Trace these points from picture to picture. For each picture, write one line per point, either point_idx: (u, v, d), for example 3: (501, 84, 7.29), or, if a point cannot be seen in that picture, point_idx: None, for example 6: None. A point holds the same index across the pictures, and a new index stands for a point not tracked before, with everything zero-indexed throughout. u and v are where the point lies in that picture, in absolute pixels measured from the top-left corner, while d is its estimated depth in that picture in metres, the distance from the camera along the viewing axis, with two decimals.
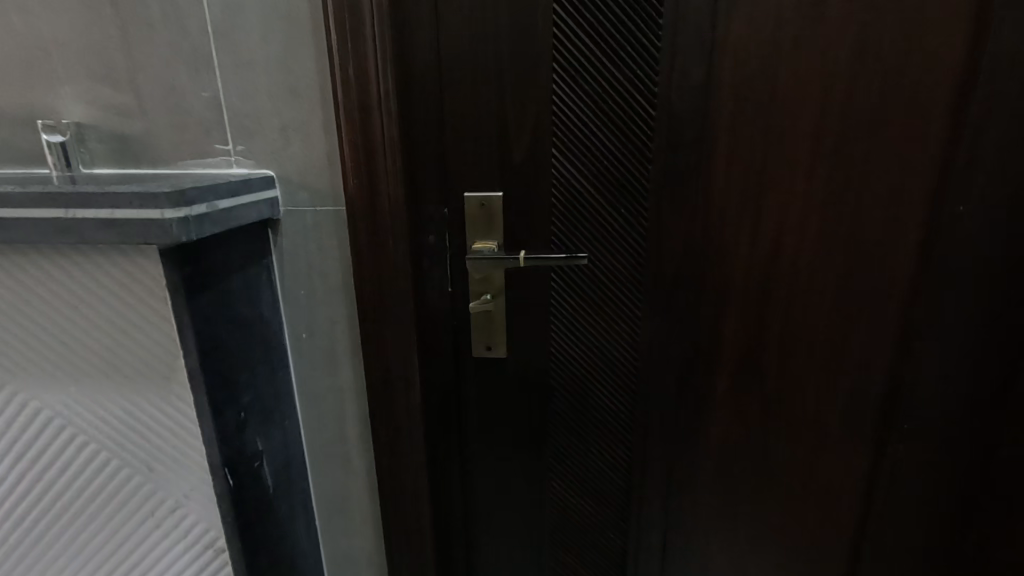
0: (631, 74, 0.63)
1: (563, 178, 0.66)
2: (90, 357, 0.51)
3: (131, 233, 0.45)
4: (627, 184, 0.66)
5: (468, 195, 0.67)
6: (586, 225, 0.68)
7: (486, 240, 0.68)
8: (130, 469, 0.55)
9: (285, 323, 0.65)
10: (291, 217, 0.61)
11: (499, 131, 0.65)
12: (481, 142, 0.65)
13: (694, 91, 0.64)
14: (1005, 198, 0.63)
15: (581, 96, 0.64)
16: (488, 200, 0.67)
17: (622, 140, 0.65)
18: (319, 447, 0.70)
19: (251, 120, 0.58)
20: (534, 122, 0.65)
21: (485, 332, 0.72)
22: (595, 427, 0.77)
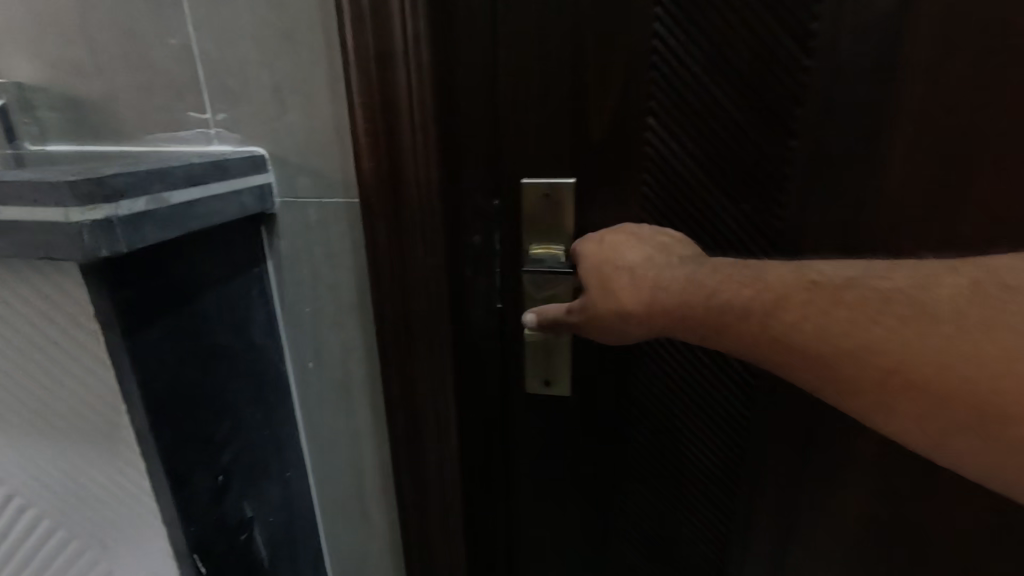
0: (774, 22, 0.42)
1: (662, 168, 0.46)
2: (14, 405, 0.38)
3: (27, 243, 0.29)
4: (756, 173, 0.45)
5: (524, 182, 0.48)
6: (691, 233, 0.47)
7: (548, 245, 0.49)
8: (80, 543, 0.42)
9: (286, 349, 0.50)
10: (290, 211, 0.45)
11: (575, 98, 0.45)
12: (549, 111, 0.46)
13: (884, 37, 0.40)
14: None
15: (693, 61, 0.43)
16: (555, 190, 0.48)
17: (755, 112, 0.44)
18: (331, 500, 0.56)
19: (235, 79, 0.42)
20: (624, 88, 0.45)
21: (541, 361, 0.54)
22: (689, 498, 0.57)
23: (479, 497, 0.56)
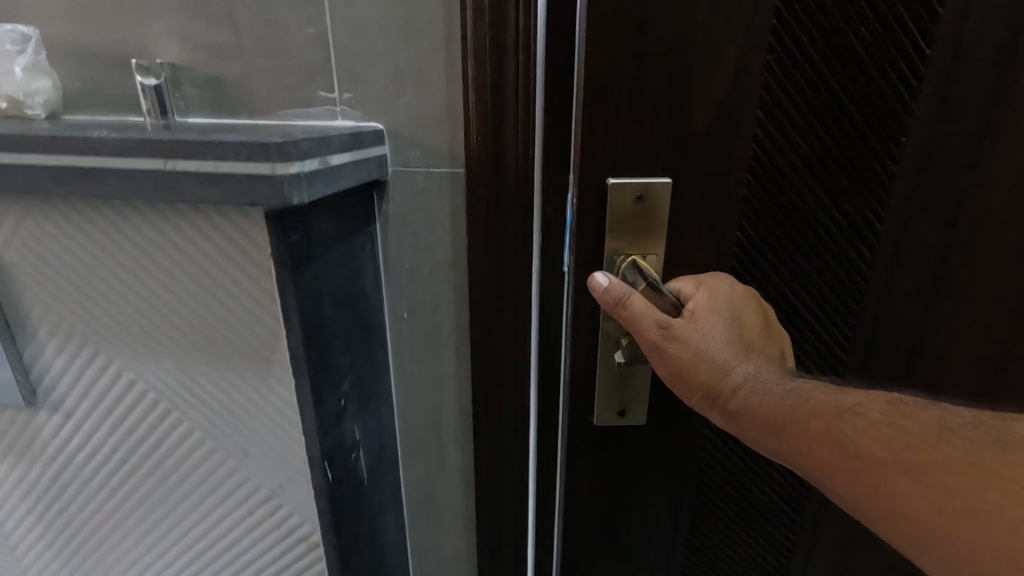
0: (875, 97, 0.44)
1: (762, 168, 0.46)
2: (188, 331, 0.46)
3: (238, 191, 0.37)
4: (850, 171, 0.46)
5: (614, 183, 0.46)
6: (783, 232, 0.48)
7: (636, 250, 0.48)
8: (223, 452, 0.51)
9: (385, 300, 0.58)
10: (400, 178, 0.53)
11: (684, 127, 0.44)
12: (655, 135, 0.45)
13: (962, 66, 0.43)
14: None
15: (808, 137, 0.45)
16: (648, 194, 0.46)
17: (851, 111, 0.45)
18: (412, 435, 0.64)
19: (361, 63, 0.49)
20: (732, 128, 0.45)
21: (612, 395, 0.52)
22: (739, 510, 0.59)
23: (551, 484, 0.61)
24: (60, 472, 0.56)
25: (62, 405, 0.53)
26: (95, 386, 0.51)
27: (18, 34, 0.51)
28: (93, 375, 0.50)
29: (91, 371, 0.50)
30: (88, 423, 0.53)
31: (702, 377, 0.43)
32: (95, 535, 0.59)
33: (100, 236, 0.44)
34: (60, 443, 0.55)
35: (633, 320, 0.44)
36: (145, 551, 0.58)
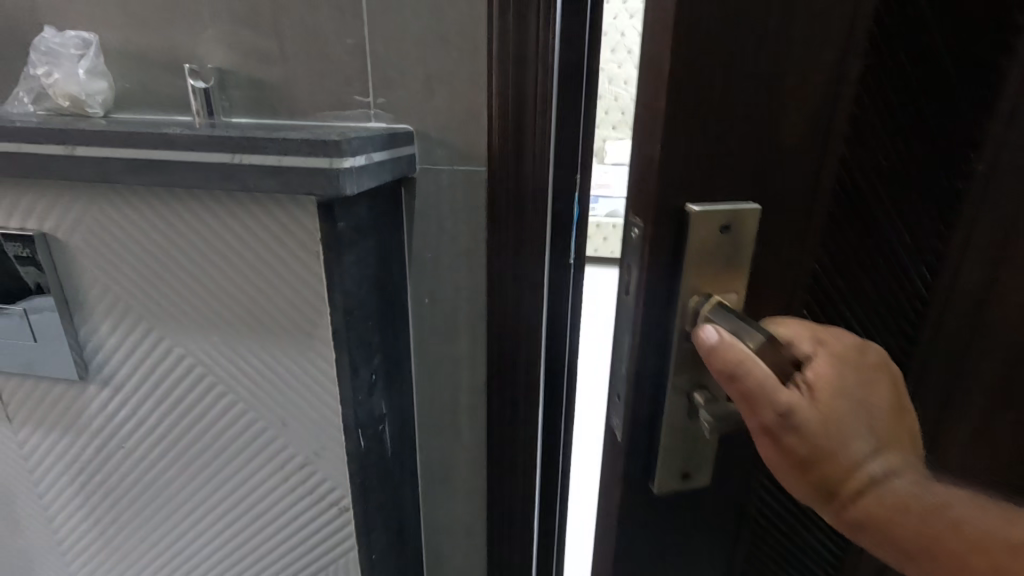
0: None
1: (861, 128, 0.30)
2: (237, 309, 0.51)
3: (298, 182, 0.43)
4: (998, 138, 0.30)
5: (689, 205, 0.29)
6: (883, 229, 0.32)
7: (717, 295, 0.31)
8: (263, 423, 0.56)
9: (409, 287, 0.63)
10: (427, 175, 0.58)
11: (755, 135, 0.29)
12: (726, 143, 0.29)
13: None
14: None
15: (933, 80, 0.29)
16: (737, 222, 0.30)
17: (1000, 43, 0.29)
18: (429, 413, 0.69)
19: (395, 70, 0.55)
20: (834, 63, 0.28)
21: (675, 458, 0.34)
22: None
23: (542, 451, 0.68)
24: (104, 445, 0.61)
25: (111, 381, 0.57)
26: (145, 362, 0.55)
27: (81, 40, 0.58)
28: (142, 351, 0.55)
29: (141, 348, 0.55)
30: (135, 398, 0.57)
31: (825, 474, 0.29)
32: (133, 505, 0.63)
33: (160, 222, 0.49)
34: (106, 417, 0.59)
35: (750, 385, 0.28)
36: (183, 519, 0.62)
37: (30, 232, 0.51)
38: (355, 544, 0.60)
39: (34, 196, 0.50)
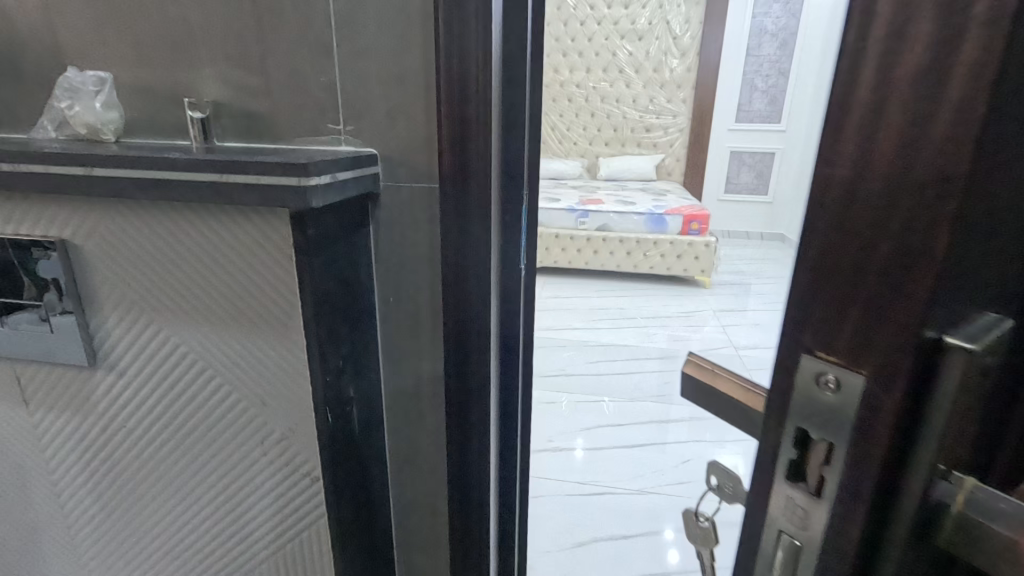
0: None
1: None
2: (224, 303, 0.61)
3: (273, 197, 0.53)
4: None
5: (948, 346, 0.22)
6: None
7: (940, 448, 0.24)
8: (246, 402, 0.65)
9: (376, 287, 0.72)
10: (389, 190, 0.68)
11: (990, 248, 0.22)
12: (972, 266, 0.22)
13: None
14: None
15: None
16: (985, 359, 0.23)
17: None
18: (396, 400, 0.78)
19: (362, 103, 0.65)
20: None
21: None
22: None
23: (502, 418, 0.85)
24: (110, 426, 0.70)
25: (117, 368, 0.66)
26: (147, 351, 0.65)
27: (96, 78, 0.68)
28: (144, 340, 0.64)
29: (143, 338, 0.64)
30: (137, 383, 0.67)
31: None
32: (132, 477, 0.72)
33: (162, 229, 0.59)
34: (112, 401, 0.68)
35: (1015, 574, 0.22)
36: (176, 492, 0.71)
37: (52, 240, 0.61)
38: (325, 511, 0.69)
39: (56, 209, 0.60)
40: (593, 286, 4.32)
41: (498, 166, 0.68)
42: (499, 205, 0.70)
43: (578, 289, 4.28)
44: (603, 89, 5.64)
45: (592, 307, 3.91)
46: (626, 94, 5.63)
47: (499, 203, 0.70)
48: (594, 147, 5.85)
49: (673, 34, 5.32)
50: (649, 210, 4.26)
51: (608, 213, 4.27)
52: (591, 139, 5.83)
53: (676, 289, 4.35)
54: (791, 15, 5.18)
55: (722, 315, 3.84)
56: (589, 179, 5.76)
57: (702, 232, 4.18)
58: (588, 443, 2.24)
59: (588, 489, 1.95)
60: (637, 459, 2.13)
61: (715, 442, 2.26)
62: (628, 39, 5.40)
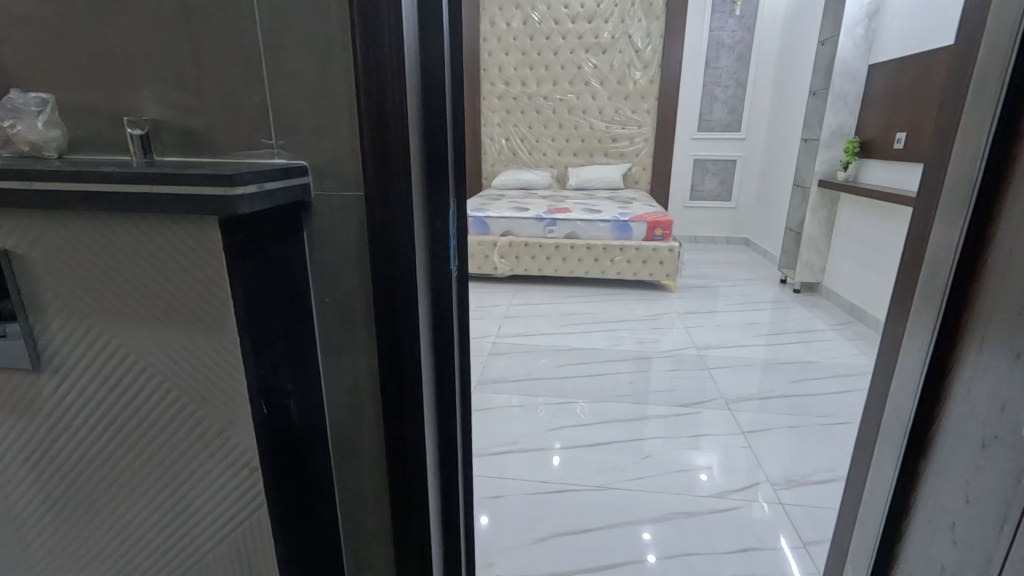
0: None
1: None
2: (161, 305, 0.65)
3: (201, 205, 0.58)
4: None
5: None
6: None
7: None
8: (186, 399, 0.69)
9: (313, 289, 0.78)
10: (320, 198, 0.74)
11: None
12: None
13: None
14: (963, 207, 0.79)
15: None
16: None
17: None
18: (335, 396, 0.83)
19: (292, 120, 0.71)
20: None
21: None
22: None
23: (441, 415, 0.92)
24: (56, 428, 0.73)
25: (61, 371, 0.70)
26: (89, 353, 0.69)
27: (39, 100, 0.73)
28: (86, 344, 0.68)
29: (85, 341, 0.68)
30: (81, 384, 0.70)
31: None
32: (79, 477, 0.75)
33: (100, 239, 0.63)
34: (57, 403, 0.72)
35: None
36: (122, 489, 0.75)
37: None
38: (265, 500, 0.73)
39: None
40: (563, 293, 4.42)
41: (418, 173, 0.74)
42: (422, 209, 0.76)
43: (547, 296, 4.36)
44: (569, 101, 5.78)
45: (561, 313, 4.00)
46: (592, 105, 5.79)
47: (421, 207, 0.76)
48: (562, 157, 5.98)
49: (634, 47, 5.50)
50: (614, 217, 4.38)
51: (575, 221, 4.38)
52: (560, 150, 5.98)
53: (643, 294, 4.47)
54: (745, 28, 5.41)
55: (686, 317, 3.96)
56: (558, 188, 5.88)
57: (665, 237, 4.32)
58: (552, 443, 2.30)
59: (551, 487, 2.01)
60: (599, 457, 2.20)
61: (674, 438, 2.35)
62: (592, 52, 5.57)
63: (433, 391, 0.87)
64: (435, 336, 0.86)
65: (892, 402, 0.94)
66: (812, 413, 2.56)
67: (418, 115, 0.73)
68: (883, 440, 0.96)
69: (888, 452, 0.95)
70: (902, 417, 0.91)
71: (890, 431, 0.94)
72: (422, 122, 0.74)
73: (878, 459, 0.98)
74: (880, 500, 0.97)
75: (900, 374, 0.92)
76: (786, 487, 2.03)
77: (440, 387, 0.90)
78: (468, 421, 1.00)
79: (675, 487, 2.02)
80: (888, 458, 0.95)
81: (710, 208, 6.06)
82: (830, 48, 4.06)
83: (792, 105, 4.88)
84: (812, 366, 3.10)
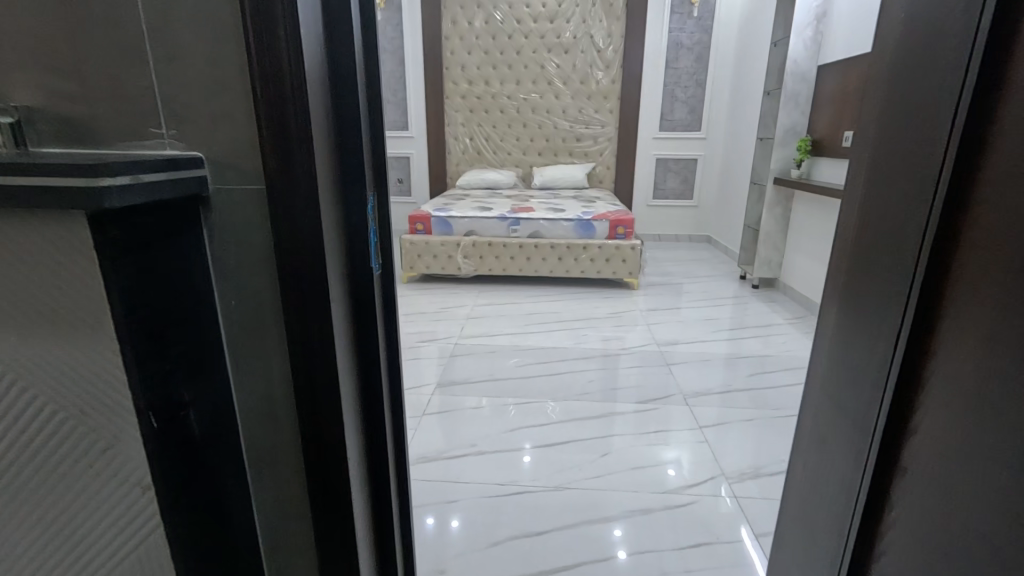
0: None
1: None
2: (32, 311, 0.59)
3: (61, 198, 0.53)
4: None
5: None
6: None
7: None
8: (64, 414, 0.63)
9: (215, 290, 0.72)
10: (218, 193, 0.68)
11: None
12: None
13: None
14: (859, 186, 0.80)
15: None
16: None
17: None
18: (246, 405, 0.77)
19: (182, 108, 0.66)
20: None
21: None
22: None
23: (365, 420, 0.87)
24: None
25: None
26: None
27: None
28: None
29: None
30: None
31: None
32: None
33: None
34: None
35: None
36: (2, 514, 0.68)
37: None
38: (161, 520, 0.68)
39: None
40: (527, 293, 4.40)
41: (328, 166, 0.70)
42: (333, 204, 0.72)
43: (511, 296, 4.34)
44: (532, 100, 5.77)
45: (525, 312, 3.97)
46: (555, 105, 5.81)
47: (333, 201, 0.72)
48: (527, 157, 5.97)
49: (596, 48, 5.55)
50: (576, 216, 4.39)
51: (539, 221, 4.37)
52: (524, 149, 5.96)
53: (606, 292, 4.49)
54: (703, 30, 5.49)
55: (648, 314, 3.99)
56: (523, 187, 5.86)
57: (627, 235, 4.35)
58: (511, 445, 2.26)
59: (508, 489, 1.97)
60: (558, 457, 2.18)
61: (633, 435, 2.35)
62: (554, 52, 5.58)
63: (355, 396, 0.83)
64: (355, 338, 0.82)
65: (812, 388, 0.94)
66: (767, 406, 2.61)
67: (325, 104, 0.69)
68: (806, 429, 0.97)
69: (807, 437, 0.95)
70: (818, 404, 0.91)
71: (810, 416, 0.95)
72: (329, 111, 0.70)
73: (802, 444, 0.98)
74: (803, 489, 0.98)
75: (818, 359, 0.92)
76: (740, 480, 2.05)
77: (363, 390, 0.86)
78: (398, 423, 0.96)
79: (632, 484, 2.02)
80: (807, 443, 0.95)
81: (673, 207, 6.15)
82: (783, 50, 4.17)
83: (749, 105, 4.99)
84: (768, 359, 3.16)
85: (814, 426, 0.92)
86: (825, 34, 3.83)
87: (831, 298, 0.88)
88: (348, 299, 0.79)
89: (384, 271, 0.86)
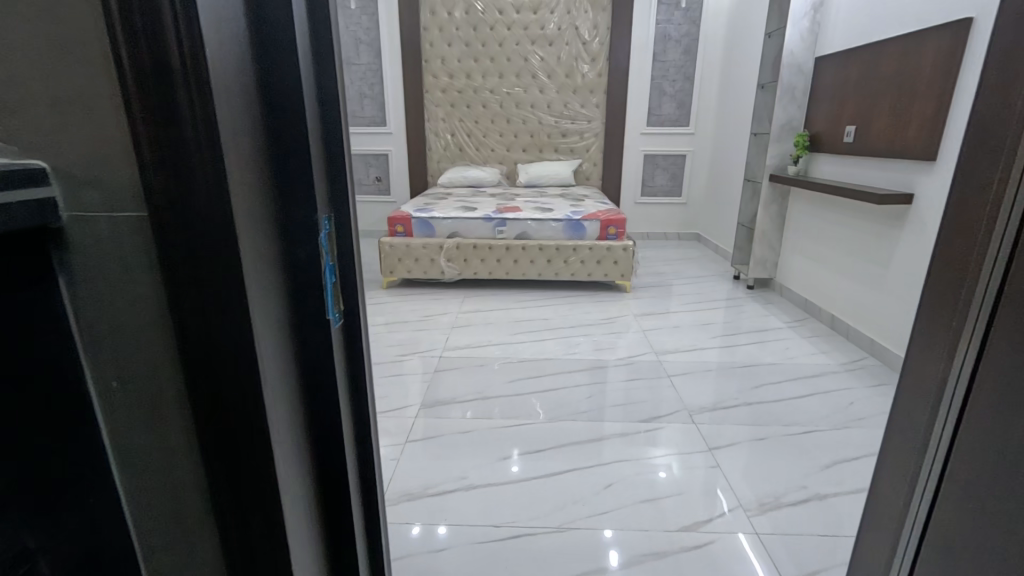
0: None
1: None
2: None
3: None
4: None
5: None
6: None
7: None
8: None
9: (87, 366, 0.49)
10: (78, 224, 0.44)
11: None
12: None
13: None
14: (981, 197, 0.60)
15: None
16: None
17: None
18: (145, 522, 0.54)
19: (10, 91, 0.42)
20: None
21: None
22: None
23: (328, 519, 0.65)
24: None
25: None
26: None
27: None
28: None
29: None
30: None
31: None
32: None
33: None
34: None
35: None
36: None
37: None
38: None
39: None
40: (515, 298, 4.18)
41: (250, 182, 0.46)
42: (262, 238, 0.48)
43: (498, 301, 4.11)
44: (516, 94, 5.53)
45: (513, 319, 3.75)
46: (539, 99, 5.58)
47: (263, 233, 0.48)
48: (511, 153, 5.73)
49: (581, 40, 5.34)
50: (565, 216, 4.17)
51: (526, 221, 4.14)
52: (508, 146, 5.73)
53: (597, 295, 4.30)
54: (691, 21, 5.30)
55: (642, 319, 3.81)
56: (507, 185, 5.62)
57: (618, 236, 4.16)
58: (504, 476, 2.04)
59: (503, 533, 1.75)
60: (557, 490, 1.97)
61: (637, 460, 2.15)
62: (538, 44, 5.35)
63: (307, 496, 0.60)
64: (305, 414, 0.59)
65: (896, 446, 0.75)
66: (776, 421, 2.44)
67: (243, 89, 0.45)
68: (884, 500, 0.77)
69: (887, 507, 0.76)
70: (906, 464, 0.72)
71: (891, 479, 0.76)
72: (253, 96, 0.46)
73: (878, 513, 0.79)
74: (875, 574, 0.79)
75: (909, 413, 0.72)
76: (759, 513, 1.86)
77: (323, 482, 0.63)
78: (374, 515, 0.72)
79: (642, 521, 1.81)
80: (888, 514, 0.76)
81: (662, 204, 5.98)
82: (777, 41, 4.00)
83: (740, 99, 4.83)
84: (772, 368, 2.99)
85: (901, 494, 0.73)
86: (822, 24, 3.67)
87: (925, 332, 0.69)
88: (295, 366, 0.56)
89: (351, 322, 0.62)
